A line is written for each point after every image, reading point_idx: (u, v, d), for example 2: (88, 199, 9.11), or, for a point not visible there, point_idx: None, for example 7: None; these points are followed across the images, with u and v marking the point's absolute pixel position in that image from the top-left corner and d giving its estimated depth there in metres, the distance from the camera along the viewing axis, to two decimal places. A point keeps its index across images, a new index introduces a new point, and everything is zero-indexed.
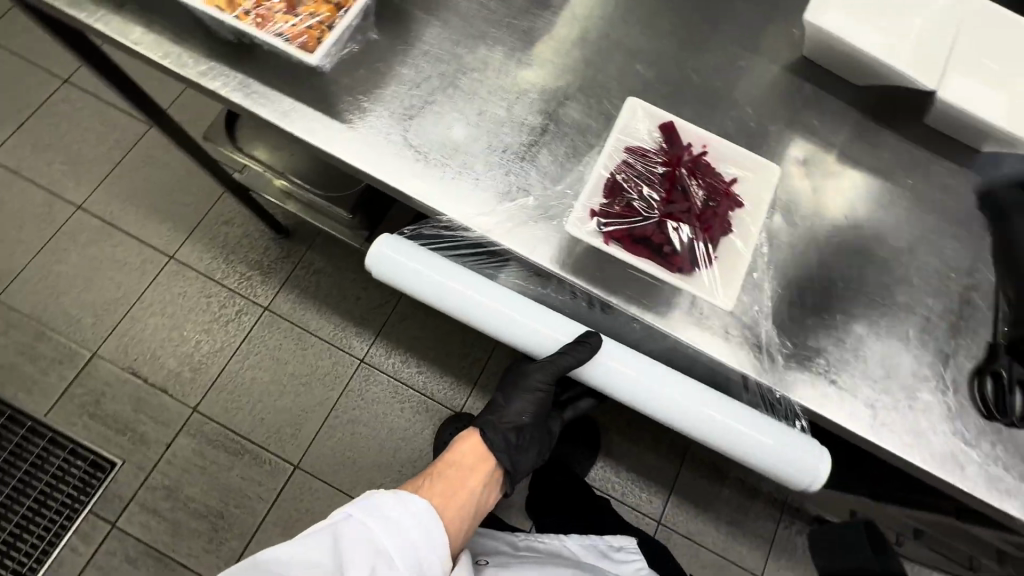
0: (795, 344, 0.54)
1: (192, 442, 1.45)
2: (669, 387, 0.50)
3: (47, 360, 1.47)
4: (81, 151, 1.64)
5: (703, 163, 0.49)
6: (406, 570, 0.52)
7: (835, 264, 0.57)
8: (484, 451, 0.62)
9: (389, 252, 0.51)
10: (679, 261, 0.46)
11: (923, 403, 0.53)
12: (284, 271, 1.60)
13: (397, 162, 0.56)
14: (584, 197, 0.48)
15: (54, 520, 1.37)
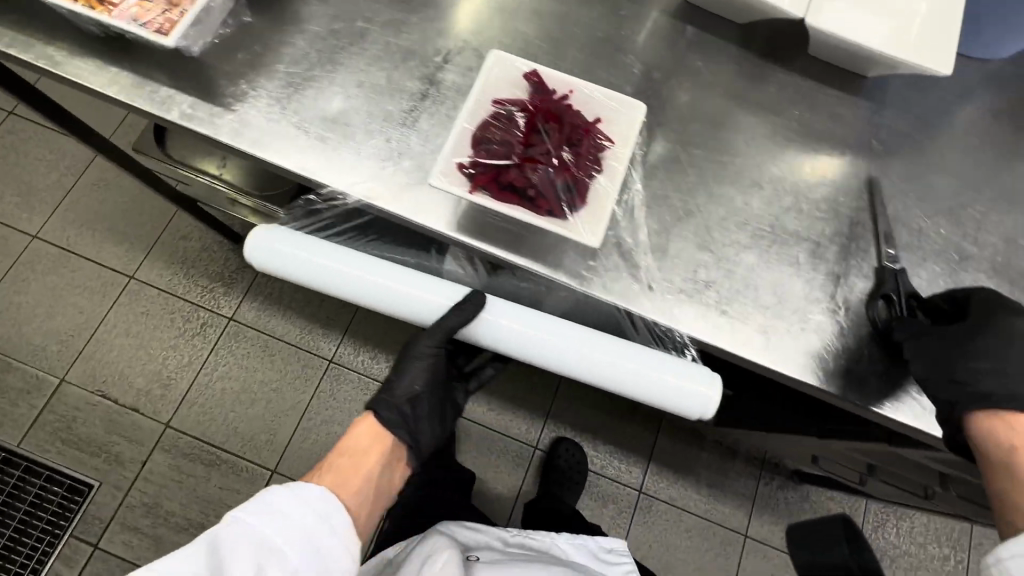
0: (686, 279, 0.55)
1: (168, 457, 1.45)
2: (559, 336, 0.52)
3: (16, 391, 1.47)
4: (33, 181, 1.64)
5: (565, 107, 0.51)
6: (299, 559, 0.55)
7: (724, 199, 0.58)
8: (382, 431, 0.65)
9: (266, 240, 0.54)
10: (545, 203, 0.47)
11: (814, 323, 0.54)
12: (245, 280, 1.60)
13: (278, 139, 0.56)
14: (449, 149, 0.48)
15: (35, 547, 1.37)
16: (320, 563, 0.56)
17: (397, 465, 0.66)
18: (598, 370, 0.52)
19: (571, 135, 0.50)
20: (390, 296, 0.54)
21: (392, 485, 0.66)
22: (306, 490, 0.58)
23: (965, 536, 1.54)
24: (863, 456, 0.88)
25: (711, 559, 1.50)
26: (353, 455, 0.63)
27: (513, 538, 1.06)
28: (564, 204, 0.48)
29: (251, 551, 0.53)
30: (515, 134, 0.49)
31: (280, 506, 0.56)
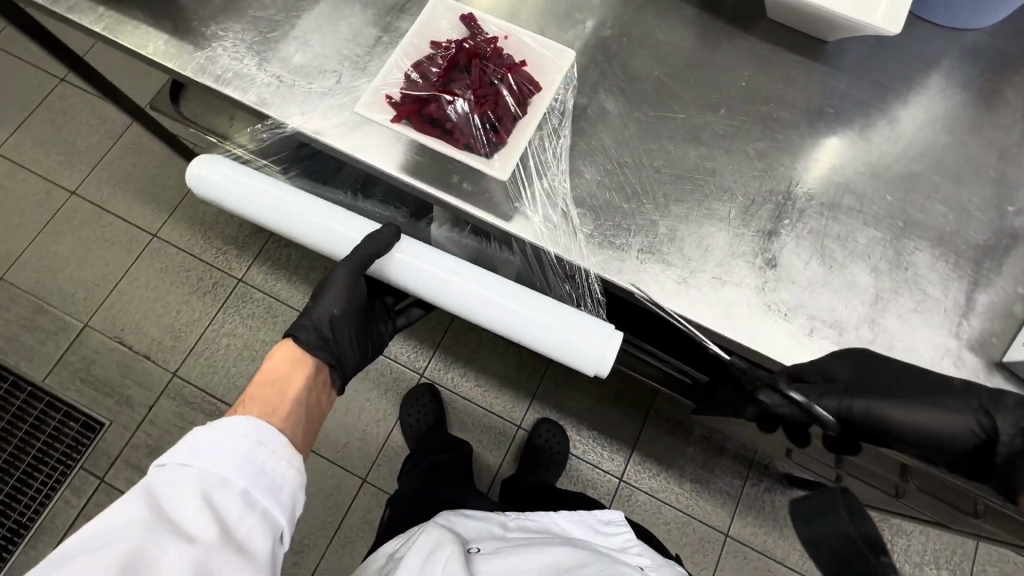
0: (616, 228, 0.65)
1: (172, 404, 1.55)
2: (496, 294, 0.63)
3: (46, 332, 1.60)
4: (76, 143, 1.78)
5: (494, 50, 0.63)
6: (242, 483, 0.59)
7: (650, 167, 0.66)
8: (299, 353, 0.71)
9: (205, 168, 0.69)
10: (458, 129, 0.59)
11: (737, 277, 0.63)
12: (256, 245, 1.69)
13: (281, 94, 0.69)
14: (384, 85, 0.61)
15: (50, 475, 1.49)
16: (267, 481, 0.61)
17: (322, 382, 0.73)
18: (493, 313, 0.64)
19: (494, 76, 0.62)
20: (305, 226, 0.68)
21: (319, 401, 0.72)
22: (229, 422, 0.62)
23: (968, 561, 1.44)
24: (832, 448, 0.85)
25: (689, 556, 1.48)
26: (272, 382, 0.68)
27: (517, 520, 1.13)
28: (485, 138, 0.59)
29: (189, 484, 0.57)
30: (443, 72, 0.62)
31: (206, 438, 0.60)
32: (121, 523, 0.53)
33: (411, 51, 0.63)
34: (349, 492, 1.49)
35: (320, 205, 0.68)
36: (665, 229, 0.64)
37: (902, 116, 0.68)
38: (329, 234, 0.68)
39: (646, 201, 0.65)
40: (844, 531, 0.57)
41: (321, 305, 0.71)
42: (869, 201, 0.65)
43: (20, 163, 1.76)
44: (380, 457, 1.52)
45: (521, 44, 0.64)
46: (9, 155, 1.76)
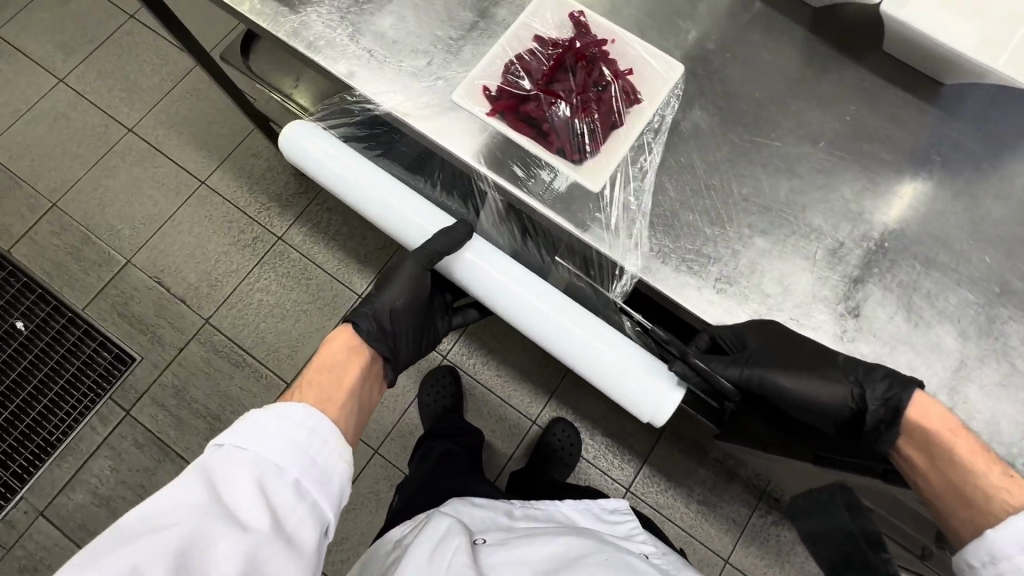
0: (698, 252, 0.63)
1: (202, 349, 1.59)
2: (558, 323, 0.63)
3: (89, 262, 1.64)
4: (139, 81, 1.81)
5: (600, 53, 0.64)
6: (296, 471, 0.61)
7: (740, 195, 0.65)
8: (357, 341, 0.72)
9: (297, 134, 0.71)
10: (554, 130, 0.61)
11: (815, 321, 0.62)
12: (300, 206, 1.70)
13: (368, 70, 0.68)
14: (484, 77, 0.63)
15: (80, 400, 1.55)
16: (320, 471, 0.63)
17: (375, 370, 0.74)
18: (549, 328, 0.64)
19: (596, 83, 0.63)
20: (379, 207, 0.69)
21: (372, 391, 0.74)
22: (289, 408, 0.63)
23: None
24: (869, 497, 0.84)
25: None
26: (330, 367, 0.69)
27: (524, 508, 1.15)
28: (580, 146, 0.60)
29: (242, 469, 0.59)
30: (546, 71, 0.63)
31: (263, 423, 0.62)
32: (179, 503, 0.56)
33: (513, 50, 0.65)
34: (359, 461, 1.51)
35: (400, 191, 0.69)
36: (745, 261, 0.63)
37: (1013, 173, 0.64)
38: (401, 222, 0.69)
39: (731, 229, 0.64)
40: (843, 525, 0.65)
41: (383, 294, 0.72)
42: (962, 260, 0.62)
43: (82, 94, 1.79)
44: (393, 431, 1.54)
45: (625, 51, 0.65)
46: (73, 85, 1.79)
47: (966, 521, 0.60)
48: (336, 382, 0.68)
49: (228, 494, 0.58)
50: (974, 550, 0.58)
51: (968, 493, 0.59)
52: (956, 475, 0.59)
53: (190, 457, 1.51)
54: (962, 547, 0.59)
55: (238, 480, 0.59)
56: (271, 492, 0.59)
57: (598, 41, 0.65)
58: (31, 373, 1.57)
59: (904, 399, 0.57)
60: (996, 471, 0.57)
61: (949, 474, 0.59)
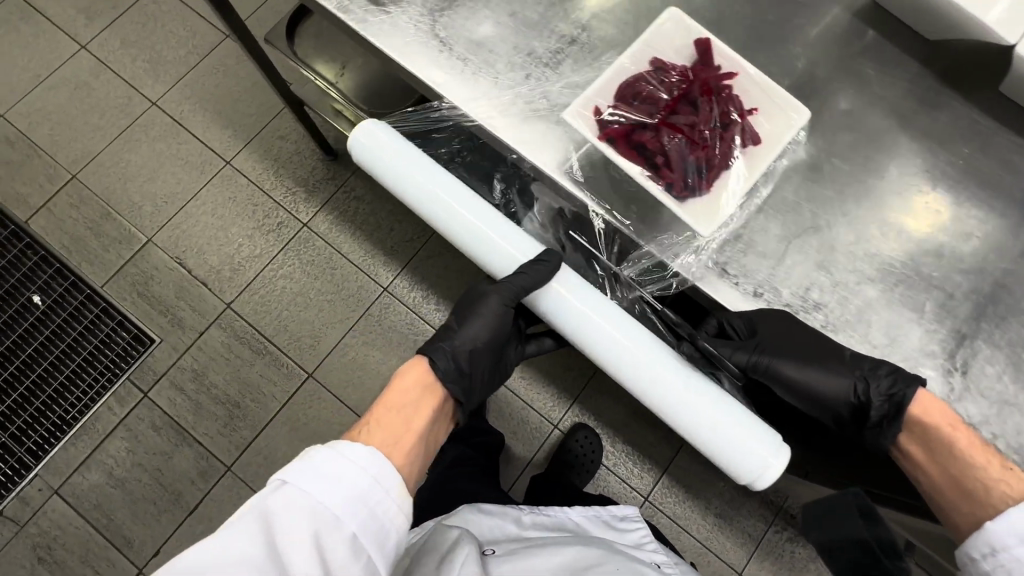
0: (809, 303, 0.68)
1: (223, 334, 1.56)
2: (659, 377, 0.63)
3: (109, 239, 1.60)
4: (164, 52, 1.74)
5: (721, 88, 0.70)
6: (353, 524, 0.60)
7: (858, 246, 0.69)
8: (429, 379, 0.71)
9: (377, 138, 0.70)
10: (668, 162, 0.67)
11: (926, 376, 0.66)
12: (326, 192, 1.66)
13: (466, 82, 0.74)
14: (598, 101, 0.70)
15: (96, 379, 1.52)
16: (377, 522, 0.62)
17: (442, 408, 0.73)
18: (636, 371, 0.64)
19: (717, 121, 0.69)
20: (459, 226, 0.68)
21: (437, 429, 0.73)
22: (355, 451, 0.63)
23: None
24: (906, 527, 0.83)
25: None
26: (403, 407, 0.68)
27: (532, 513, 1.14)
28: (691, 184, 0.67)
29: (299, 519, 0.59)
30: (663, 102, 0.70)
31: (323, 467, 0.60)
32: (240, 547, 0.57)
33: (627, 72, 0.72)
34: None
35: (486, 214, 0.68)
36: (856, 309, 0.67)
37: None
38: (483, 241, 0.68)
39: (851, 282, 0.68)
40: (859, 536, 0.59)
41: (464, 331, 0.73)
42: None
43: (105, 63, 1.73)
44: None
45: (749, 91, 0.71)
46: (95, 53, 1.73)
47: (970, 515, 0.65)
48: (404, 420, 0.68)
49: (282, 541, 0.58)
50: (975, 542, 0.63)
51: (970, 486, 0.65)
52: (958, 471, 0.65)
53: (207, 443, 1.50)
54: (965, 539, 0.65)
55: (292, 528, 0.58)
56: (323, 543, 0.59)
57: (724, 78, 0.71)
58: (47, 349, 1.54)
59: (907, 396, 0.63)
60: (994, 464, 0.63)
61: (951, 470, 0.65)
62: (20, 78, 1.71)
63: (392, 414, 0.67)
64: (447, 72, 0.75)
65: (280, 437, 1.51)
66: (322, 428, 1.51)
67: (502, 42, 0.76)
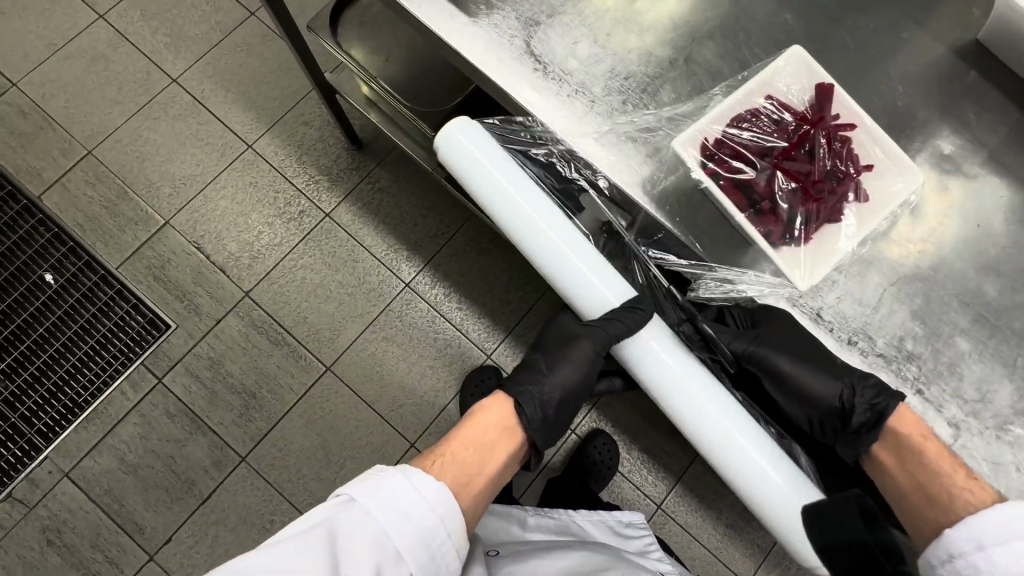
0: (900, 355, 0.70)
1: (240, 323, 1.53)
2: (726, 433, 0.66)
3: (125, 219, 1.56)
4: (186, 27, 1.68)
5: (836, 137, 0.70)
6: (412, 549, 0.63)
7: (948, 298, 0.70)
8: (509, 424, 0.80)
9: (470, 146, 0.70)
10: (772, 211, 0.68)
11: (1013, 435, 0.67)
12: (350, 182, 1.62)
13: (567, 108, 0.74)
14: (708, 135, 0.70)
15: (109, 363, 1.49)
16: (433, 553, 0.65)
17: (514, 455, 0.80)
18: (709, 419, 0.66)
19: (828, 171, 0.69)
20: (554, 259, 0.69)
21: (505, 474, 0.80)
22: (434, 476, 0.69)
23: None
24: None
25: None
26: (481, 444, 0.77)
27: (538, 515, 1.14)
28: (793, 235, 0.68)
29: (365, 540, 0.62)
30: (776, 143, 0.70)
31: (395, 491, 0.65)
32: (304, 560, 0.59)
33: (743, 106, 0.71)
34: (394, 454, 1.49)
35: (583, 250, 0.70)
36: (947, 361, 0.69)
37: None
38: (576, 278, 0.70)
39: (941, 338, 0.69)
40: (858, 537, 0.54)
41: (553, 377, 0.84)
42: None
43: (124, 34, 1.67)
44: (432, 426, 1.51)
45: (862, 142, 0.70)
46: (114, 23, 1.67)
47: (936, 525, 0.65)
48: (480, 454, 0.76)
49: (341, 561, 0.60)
50: (935, 547, 0.63)
51: (930, 490, 0.66)
52: (925, 479, 0.66)
53: (221, 432, 1.48)
54: (928, 548, 0.64)
55: (354, 550, 0.61)
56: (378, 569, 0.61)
57: (841, 126, 0.70)
58: (58, 330, 1.51)
59: (889, 408, 0.66)
60: (958, 472, 0.65)
61: (914, 476, 0.67)
62: (35, 46, 1.64)
63: (470, 448, 0.76)
64: (541, 92, 0.73)
65: (296, 430, 1.49)
66: (339, 423, 1.50)
67: (593, 65, 0.75)
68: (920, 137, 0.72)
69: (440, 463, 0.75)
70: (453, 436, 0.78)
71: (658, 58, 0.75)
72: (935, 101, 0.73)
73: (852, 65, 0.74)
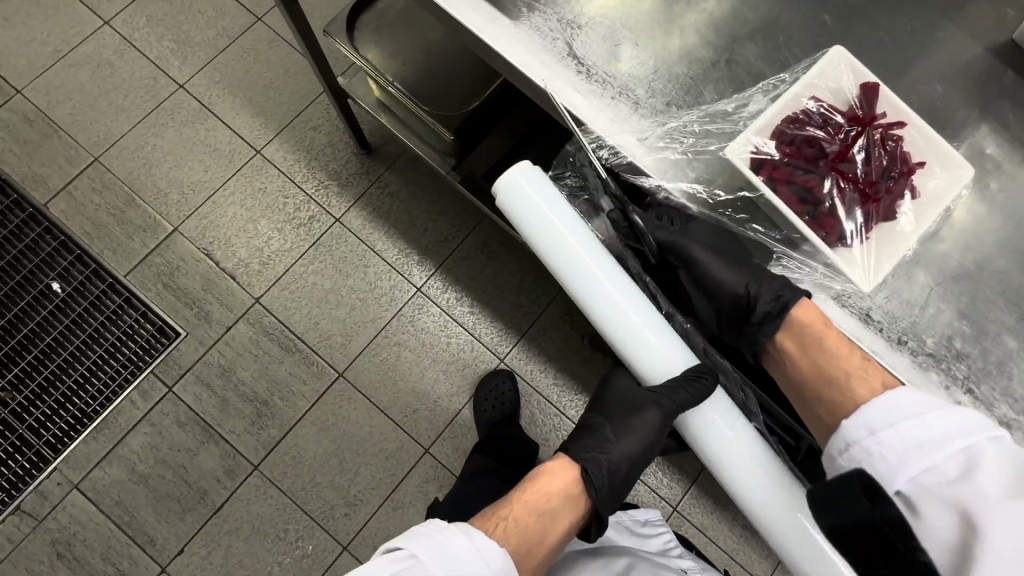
0: (949, 354, 0.68)
1: (250, 330, 1.52)
2: (777, 500, 0.66)
3: (133, 226, 1.55)
4: (192, 32, 1.67)
5: (888, 136, 0.68)
6: None
7: (989, 294, 0.69)
8: (575, 492, 0.82)
9: (525, 188, 0.71)
10: (828, 213, 0.66)
11: None
12: (360, 186, 1.62)
13: (610, 109, 0.72)
14: (755, 137, 0.68)
15: (119, 372, 1.48)
16: None
17: (576, 520, 0.83)
18: (745, 474, 0.68)
19: (882, 170, 0.67)
20: (606, 307, 0.71)
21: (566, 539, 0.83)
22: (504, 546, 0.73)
23: None
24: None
25: None
26: (545, 512, 0.79)
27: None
28: (852, 236, 0.66)
29: None
30: (829, 146, 0.68)
31: (458, 551, 0.67)
32: None
33: (790, 109, 0.69)
34: (409, 460, 1.47)
35: (642, 308, 0.71)
36: (995, 361, 0.68)
37: None
38: (635, 336, 0.71)
39: (985, 334, 0.68)
40: (863, 515, 0.51)
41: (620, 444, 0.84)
42: None
43: (129, 40, 1.65)
44: (446, 431, 1.50)
45: (911, 141, 0.68)
46: (119, 29, 1.66)
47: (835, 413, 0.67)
48: (544, 519, 0.79)
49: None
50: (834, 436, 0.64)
51: (828, 376, 0.68)
52: (823, 363, 0.68)
53: (233, 440, 1.46)
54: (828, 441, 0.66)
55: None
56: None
57: (890, 125, 0.68)
58: (66, 339, 1.49)
59: (791, 300, 0.70)
60: (850, 353, 0.67)
61: (817, 360, 0.69)
62: (39, 53, 1.63)
63: (535, 514, 0.79)
64: (584, 94, 0.72)
65: (310, 437, 1.48)
66: (352, 429, 1.49)
67: (638, 68, 0.75)
68: (956, 134, 0.72)
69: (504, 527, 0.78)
70: (516, 499, 0.81)
71: (693, 59, 0.75)
72: (968, 100, 0.73)
73: (885, 64, 0.74)
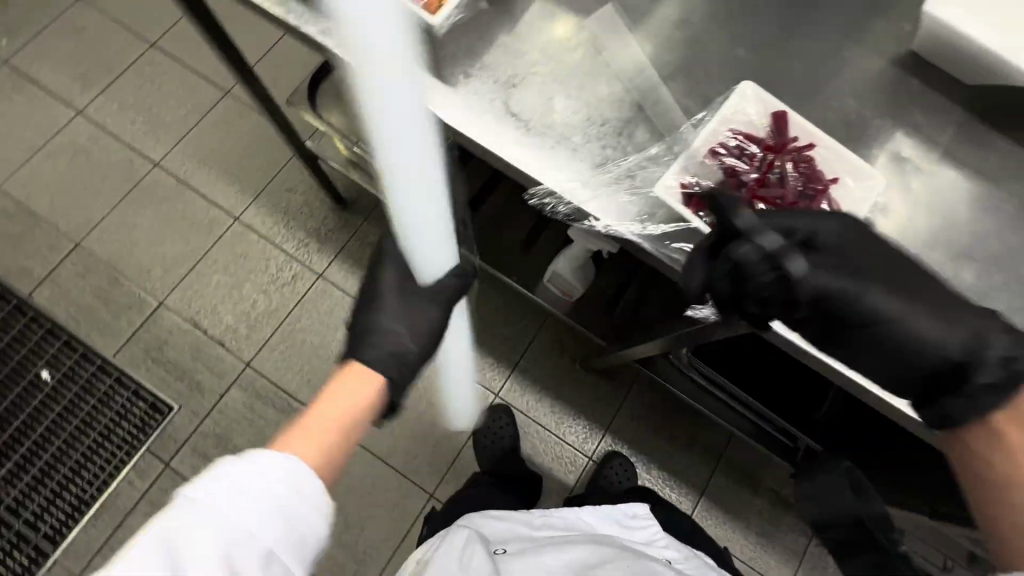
0: None
1: (243, 395, 1.52)
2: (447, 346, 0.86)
3: (119, 305, 1.56)
4: (164, 112, 1.73)
5: (801, 157, 0.73)
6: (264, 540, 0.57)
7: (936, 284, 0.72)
8: (353, 389, 0.68)
9: None
10: None
11: None
12: (340, 241, 1.65)
13: (553, 158, 0.76)
14: (678, 175, 0.73)
15: (114, 453, 1.46)
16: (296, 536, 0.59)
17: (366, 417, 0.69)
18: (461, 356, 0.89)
19: (798, 190, 0.72)
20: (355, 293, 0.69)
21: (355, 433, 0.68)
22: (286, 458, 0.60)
23: None
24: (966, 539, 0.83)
25: None
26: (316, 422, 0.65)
27: (545, 517, 1.04)
28: None
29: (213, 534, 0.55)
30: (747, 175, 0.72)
31: (251, 475, 0.57)
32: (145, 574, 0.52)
33: (707, 144, 0.74)
34: (414, 508, 1.46)
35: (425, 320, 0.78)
36: None
37: None
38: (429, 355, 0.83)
39: None
40: None
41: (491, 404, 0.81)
42: None
43: (103, 127, 1.71)
44: (448, 473, 1.49)
45: (835, 154, 0.72)
46: (93, 118, 1.71)
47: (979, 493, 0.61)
48: (340, 426, 0.66)
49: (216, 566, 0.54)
50: None
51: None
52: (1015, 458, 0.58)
53: None
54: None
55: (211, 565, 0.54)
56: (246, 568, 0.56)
57: (801, 148, 0.73)
58: (59, 426, 1.48)
59: None
60: None
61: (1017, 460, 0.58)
62: (16, 148, 1.67)
63: (313, 421, 0.65)
64: (527, 147, 0.76)
65: None
66: (354, 484, 1.48)
67: (573, 116, 0.79)
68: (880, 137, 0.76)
69: (296, 444, 0.63)
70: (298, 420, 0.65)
71: (626, 99, 0.80)
72: (885, 105, 0.78)
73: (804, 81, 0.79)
